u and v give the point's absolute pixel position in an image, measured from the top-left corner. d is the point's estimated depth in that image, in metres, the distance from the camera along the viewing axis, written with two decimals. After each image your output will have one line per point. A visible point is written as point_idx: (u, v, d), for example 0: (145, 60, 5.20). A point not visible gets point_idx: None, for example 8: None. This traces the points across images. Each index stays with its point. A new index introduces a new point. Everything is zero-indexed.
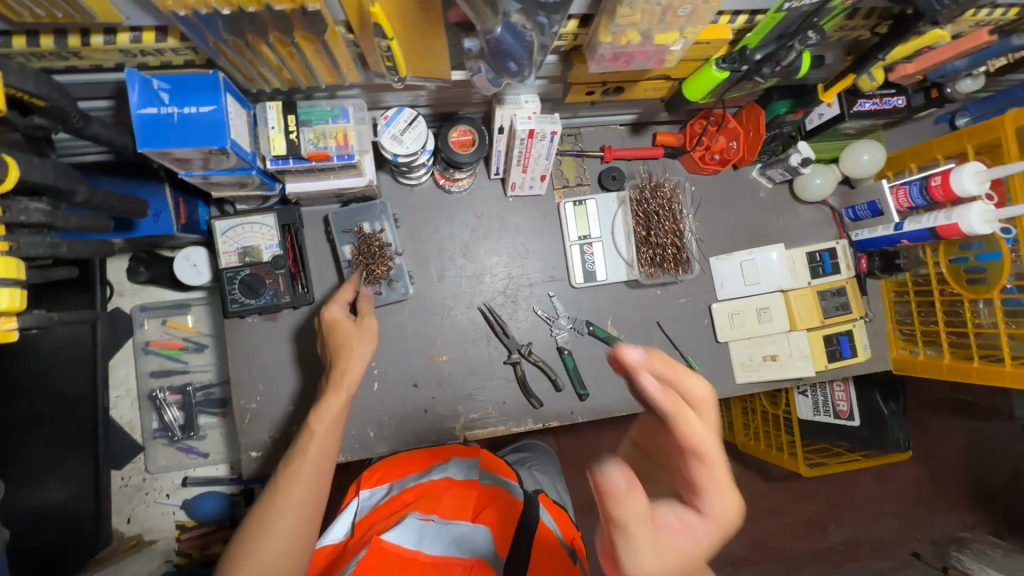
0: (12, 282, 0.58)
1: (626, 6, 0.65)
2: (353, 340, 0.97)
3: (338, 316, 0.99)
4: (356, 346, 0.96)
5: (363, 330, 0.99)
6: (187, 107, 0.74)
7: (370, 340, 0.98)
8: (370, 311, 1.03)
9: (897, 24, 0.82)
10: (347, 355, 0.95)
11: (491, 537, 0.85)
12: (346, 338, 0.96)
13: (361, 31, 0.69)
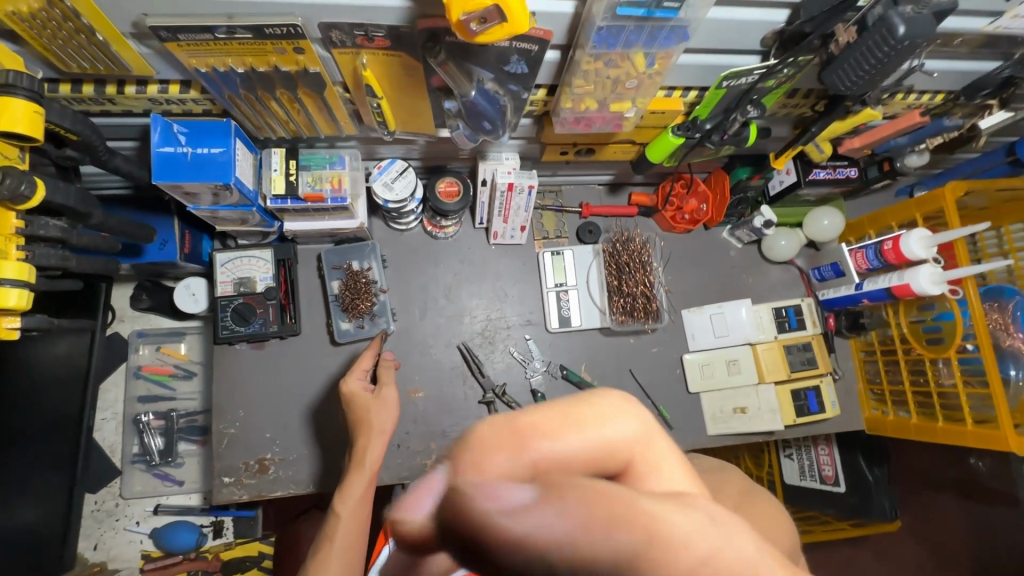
0: (23, 284, 0.65)
1: (580, 78, 0.77)
2: (373, 414, 1.01)
3: (358, 390, 1.03)
4: (376, 419, 1.00)
5: (381, 404, 1.02)
6: (200, 148, 0.84)
7: (392, 412, 1.02)
8: (390, 379, 1.07)
9: (832, 104, 0.93)
10: (369, 431, 0.99)
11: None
12: (367, 411, 1.01)
13: (355, 90, 0.81)
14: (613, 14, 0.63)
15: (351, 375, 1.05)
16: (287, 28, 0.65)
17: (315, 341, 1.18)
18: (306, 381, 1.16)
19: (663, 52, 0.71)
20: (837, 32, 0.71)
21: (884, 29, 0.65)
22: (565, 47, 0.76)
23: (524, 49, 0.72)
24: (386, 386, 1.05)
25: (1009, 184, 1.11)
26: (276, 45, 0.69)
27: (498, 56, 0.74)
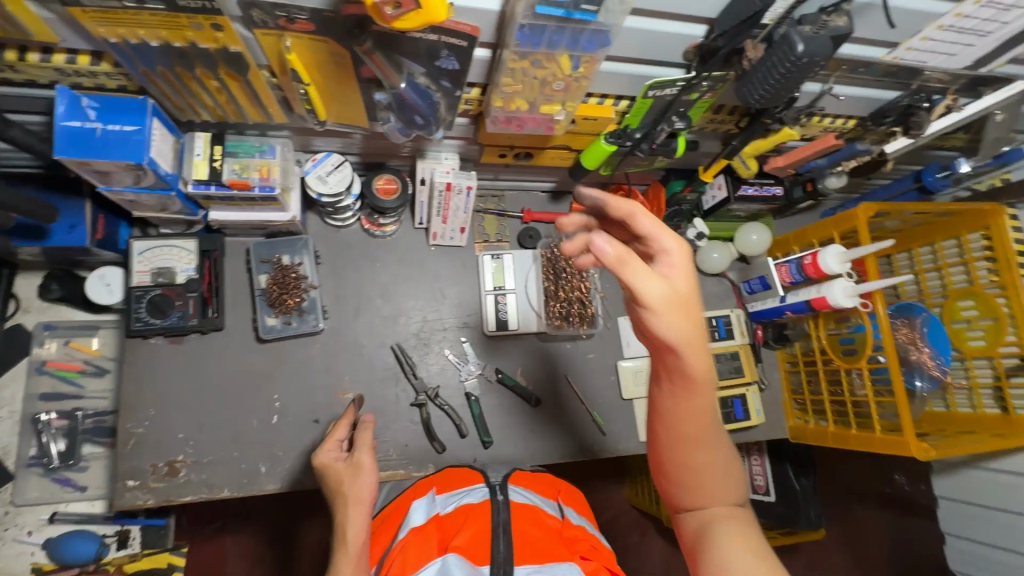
0: None
1: (508, 77, 0.78)
2: (349, 485, 0.90)
3: (332, 459, 0.95)
4: (349, 488, 0.89)
5: (354, 470, 0.92)
6: (111, 125, 0.80)
7: (369, 476, 0.91)
8: (366, 440, 0.96)
9: (753, 121, 0.97)
10: (349, 503, 0.87)
11: (467, 561, 0.73)
12: (343, 484, 0.90)
13: (281, 75, 0.79)
14: (534, 12, 0.64)
15: (323, 446, 0.97)
16: (202, 2, 0.63)
17: (239, 337, 1.13)
18: (227, 379, 1.11)
19: (587, 56, 0.73)
20: (746, 48, 0.75)
21: (786, 47, 0.69)
22: (494, 45, 0.77)
23: (453, 43, 0.72)
24: (360, 450, 0.94)
25: (916, 208, 1.20)
26: (193, 20, 0.67)
27: (427, 48, 0.74)
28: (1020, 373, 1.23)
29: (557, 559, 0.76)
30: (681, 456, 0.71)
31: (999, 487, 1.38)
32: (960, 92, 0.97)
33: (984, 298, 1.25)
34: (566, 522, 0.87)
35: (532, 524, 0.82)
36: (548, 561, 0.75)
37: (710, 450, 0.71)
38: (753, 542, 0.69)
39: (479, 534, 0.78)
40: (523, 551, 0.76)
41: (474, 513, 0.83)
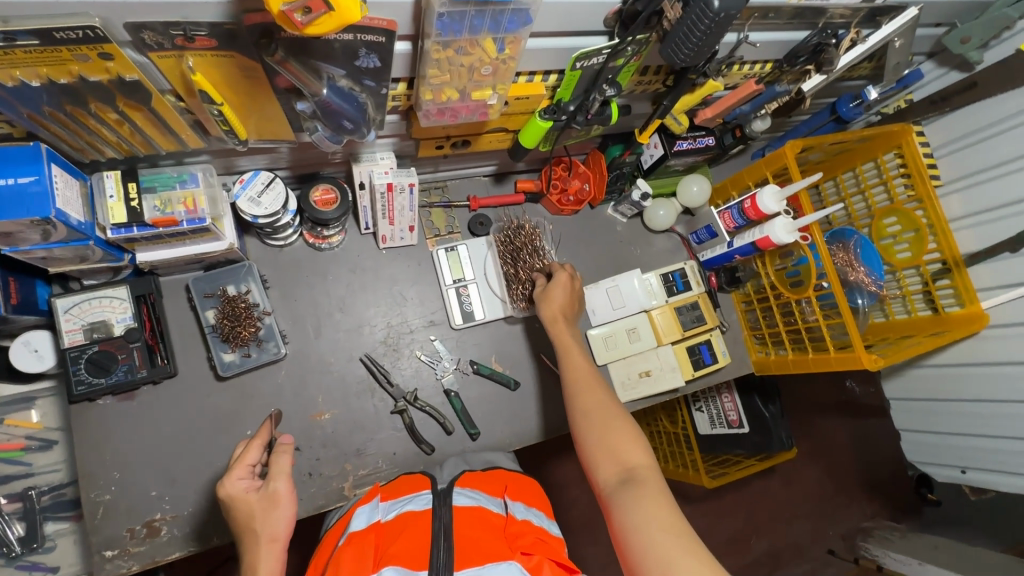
0: None
1: (434, 68, 0.75)
2: (261, 519, 0.80)
3: (243, 489, 0.82)
4: (263, 525, 0.80)
5: (267, 503, 0.82)
6: (3, 179, 0.73)
7: (285, 509, 0.82)
8: (283, 468, 0.85)
9: (680, 79, 1.00)
10: (259, 541, 0.80)
11: (404, 569, 0.67)
12: (253, 518, 0.80)
13: (189, 98, 0.74)
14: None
15: (232, 472, 0.83)
16: (84, 30, 0.57)
17: (197, 379, 1.07)
18: (193, 426, 1.05)
19: (512, 37, 0.72)
20: (665, 9, 0.76)
21: (702, 3, 0.70)
22: (414, 37, 0.74)
23: (371, 40, 0.69)
24: (276, 479, 0.83)
25: (836, 139, 1.28)
26: (76, 52, 0.60)
27: (344, 49, 0.70)
28: (944, 275, 1.35)
29: (499, 557, 0.68)
30: (592, 425, 0.92)
31: (941, 379, 1.52)
32: (861, 25, 1.03)
33: (905, 214, 1.36)
34: (512, 518, 0.78)
35: (474, 527, 0.74)
36: (489, 561, 0.68)
37: (613, 414, 0.93)
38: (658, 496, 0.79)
39: (418, 541, 0.71)
40: (464, 552, 0.69)
41: (414, 520, 0.75)
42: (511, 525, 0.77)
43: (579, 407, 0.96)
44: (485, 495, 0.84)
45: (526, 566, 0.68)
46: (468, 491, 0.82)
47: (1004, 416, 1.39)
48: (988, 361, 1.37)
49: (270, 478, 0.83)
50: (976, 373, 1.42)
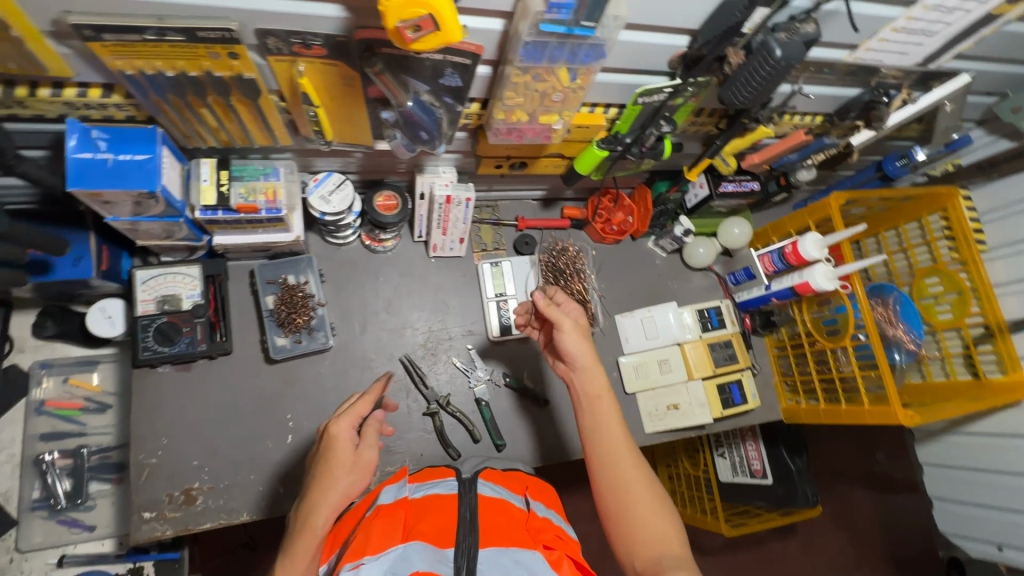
0: None
1: (510, 91, 0.83)
2: (343, 471, 0.81)
3: (344, 435, 0.83)
4: (341, 478, 0.80)
5: (356, 462, 0.82)
6: (122, 154, 0.81)
7: (362, 474, 0.82)
8: (375, 439, 0.86)
9: (733, 122, 1.05)
10: (329, 489, 0.79)
11: (431, 546, 0.70)
12: (335, 465, 0.81)
13: (291, 99, 0.83)
14: (538, 30, 0.70)
15: (344, 415, 0.84)
16: (222, 32, 0.66)
17: (248, 360, 1.13)
18: (239, 403, 1.11)
19: (585, 68, 0.79)
20: (728, 55, 0.81)
21: (765, 52, 0.77)
22: (495, 62, 0.82)
23: (457, 61, 0.76)
24: (370, 444, 0.84)
25: (881, 195, 1.30)
26: (210, 50, 0.69)
27: (432, 68, 0.78)
28: (987, 340, 1.33)
29: (522, 544, 0.71)
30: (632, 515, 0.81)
31: (981, 448, 1.46)
32: (913, 87, 1.07)
33: (948, 274, 1.36)
34: (532, 513, 0.80)
35: (498, 514, 0.77)
36: (512, 545, 0.71)
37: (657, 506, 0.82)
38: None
39: (443, 521, 0.75)
40: (488, 534, 0.72)
41: (439, 503, 0.79)
42: (534, 520, 0.79)
43: (617, 488, 0.84)
44: (507, 490, 0.87)
45: (547, 558, 0.70)
46: (491, 484, 0.86)
47: None
48: None
49: (368, 439, 0.84)
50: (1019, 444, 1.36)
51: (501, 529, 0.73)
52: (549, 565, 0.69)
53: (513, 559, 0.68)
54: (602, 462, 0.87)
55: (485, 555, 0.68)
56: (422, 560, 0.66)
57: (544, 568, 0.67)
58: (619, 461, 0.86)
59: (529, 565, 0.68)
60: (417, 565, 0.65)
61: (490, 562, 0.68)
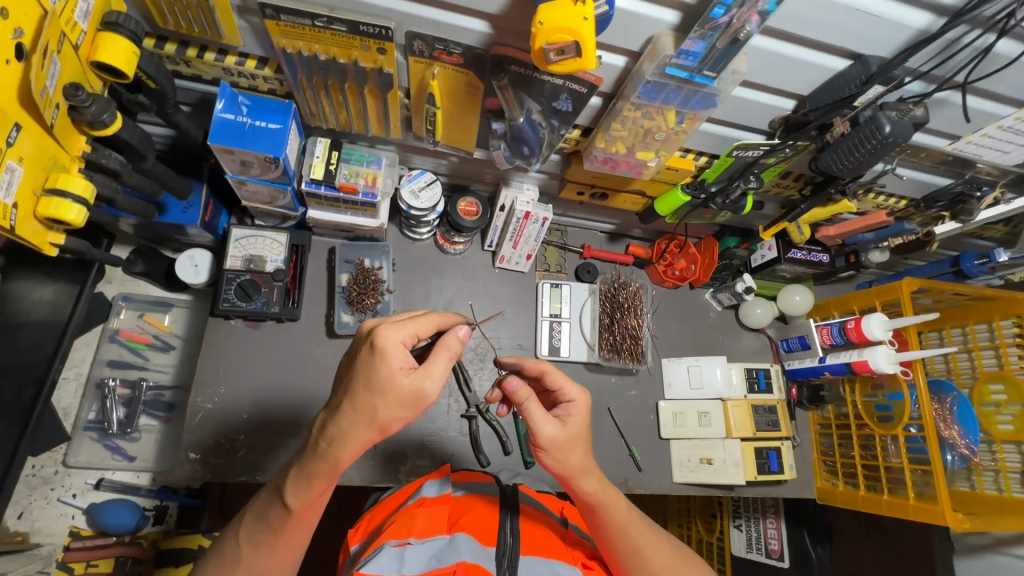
0: (83, 202, 0.72)
1: (618, 123, 0.88)
2: (386, 399, 0.62)
3: (396, 349, 0.63)
4: (382, 409, 0.63)
5: (404, 392, 0.63)
6: (258, 121, 0.90)
7: (412, 412, 0.64)
8: (438, 372, 0.65)
9: (818, 189, 1.05)
10: (365, 416, 0.63)
11: (476, 540, 0.74)
12: (375, 388, 0.62)
13: (416, 97, 0.90)
14: (661, 71, 0.75)
15: (404, 327, 0.65)
16: (381, 29, 0.74)
17: (311, 330, 1.19)
18: (294, 369, 1.16)
19: (693, 114, 0.83)
20: (834, 124, 0.84)
21: (874, 126, 0.79)
22: (609, 96, 0.88)
23: (575, 89, 0.81)
24: (433, 377, 0.64)
25: (955, 289, 1.28)
26: (364, 42, 0.77)
27: (551, 90, 0.83)
28: None
29: (563, 559, 0.75)
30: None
31: None
32: (1008, 188, 1.06)
33: (1014, 383, 1.31)
34: (568, 530, 0.86)
35: (539, 526, 0.80)
36: (552, 557, 0.74)
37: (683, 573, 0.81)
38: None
39: (486, 520, 0.79)
40: (530, 542, 0.75)
41: (482, 502, 0.82)
42: (572, 538, 0.85)
43: (643, 574, 0.79)
44: (545, 504, 0.89)
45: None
46: (531, 494, 0.90)
47: None
48: None
49: (429, 371, 0.64)
50: None
51: (542, 538, 0.77)
52: None
53: (552, 571, 0.72)
54: (624, 552, 0.79)
55: (525, 562, 0.72)
56: (468, 553, 0.71)
57: None
58: (642, 548, 0.79)
59: None
60: (464, 557, 0.70)
61: (530, 569, 0.72)
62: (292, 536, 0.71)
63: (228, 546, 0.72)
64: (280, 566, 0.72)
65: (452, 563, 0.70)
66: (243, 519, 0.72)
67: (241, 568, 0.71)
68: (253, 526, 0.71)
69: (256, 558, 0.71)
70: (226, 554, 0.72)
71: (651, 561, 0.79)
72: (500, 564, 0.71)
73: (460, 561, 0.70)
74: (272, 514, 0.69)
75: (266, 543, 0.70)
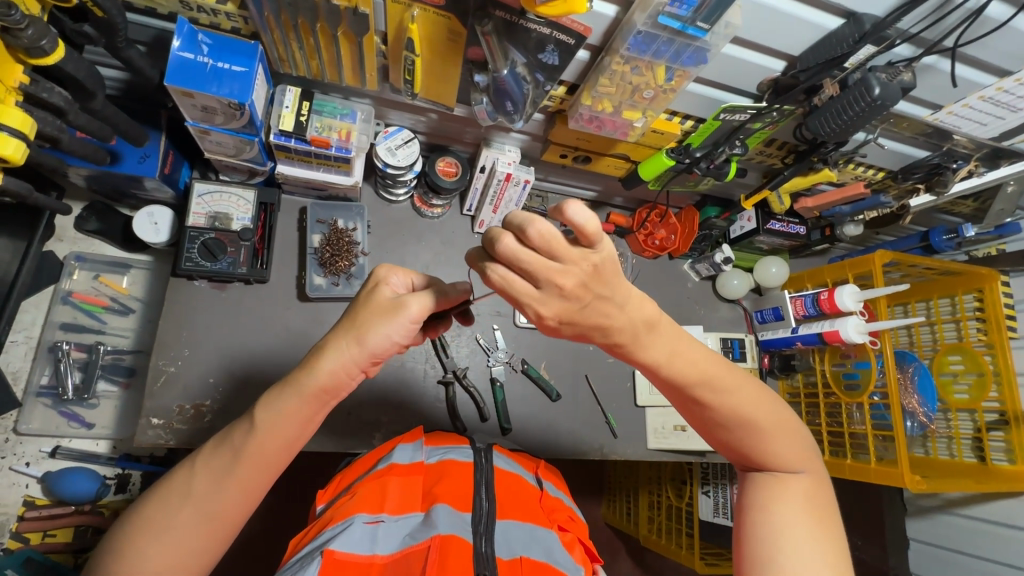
0: (21, 138, 0.66)
1: (605, 78, 0.85)
2: (369, 316, 0.65)
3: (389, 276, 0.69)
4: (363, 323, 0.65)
5: (386, 306, 0.65)
6: (220, 62, 0.83)
7: (394, 326, 0.64)
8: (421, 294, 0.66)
9: (801, 157, 1.04)
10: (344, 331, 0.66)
11: (452, 508, 0.73)
12: (364, 309, 0.66)
13: (394, 43, 0.85)
14: (654, 21, 0.72)
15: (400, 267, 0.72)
16: None
17: (281, 293, 1.14)
18: (264, 331, 1.11)
19: (683, 71, 0.81)
20: (823, 86, 0.83)
21: (864, 87, 0.78)
22: (597, 49, 0.85)
23: (562, 39, 0.78)
24: (417, 296, 0.66)
25: (925, 264, 1.30)
26: None
27: (536, 41, 0.79)
28: (999, 427, 1.32)
29: (540, 523, 0.76)
30: (738, 434, 0.75)
31: (965, 532, 1.45)
32: (982, 161, 1.07)
33: (972, 354, 1.35)
34: (546, 492, 0.85)
35: (515, 491, 0.80)
36: (529, 521, 0.75)
37: (766, 425, 0.75)
38: (813, 513, 0.72)
39: (461, 486, 0.78)
40: (506, 506, 0.76)
41: (456, 469, 0.81)
42: (547, 497, 0.84)
43: (712, 421, 0.74)
44: (519, 465, 0.90)
45: (562, 540, 0.76)
46: (504, 457, 0.90)
47: None
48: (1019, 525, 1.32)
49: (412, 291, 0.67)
50: (1003, 533, 1.35)
51: (520, 505, 0.78)
52: (565, 546, 0.75)
53: (531, 534, 0.73)
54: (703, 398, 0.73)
55: (501, 527, 0.73)
56: (444, 524, 0.69)
57: (559, 550, 0.72)
58: (719, 399, 0.72)
59: (546, 544, 0.72)
60: (438, 529, 0.68)
61: (507, 533, 0.72)
62: (253, 468, 0.67)
63: (179, 473, 0.67)
64: (232, 505, 0.67)
65: (426, 537, 0.67)
66: (201, 447, 0.69)
67: (191, 501, 0.65)
68: (213, 454, 0.67)
69: (210, 490, 0.66)
70: (174, 484, 0.66)
71: (733, 409, 0.73)
72: (476, 531, 0.71)
73: (435, 534, 0.67)
74: (236, 436, 0.67)
75: (224, 472, 0.66)
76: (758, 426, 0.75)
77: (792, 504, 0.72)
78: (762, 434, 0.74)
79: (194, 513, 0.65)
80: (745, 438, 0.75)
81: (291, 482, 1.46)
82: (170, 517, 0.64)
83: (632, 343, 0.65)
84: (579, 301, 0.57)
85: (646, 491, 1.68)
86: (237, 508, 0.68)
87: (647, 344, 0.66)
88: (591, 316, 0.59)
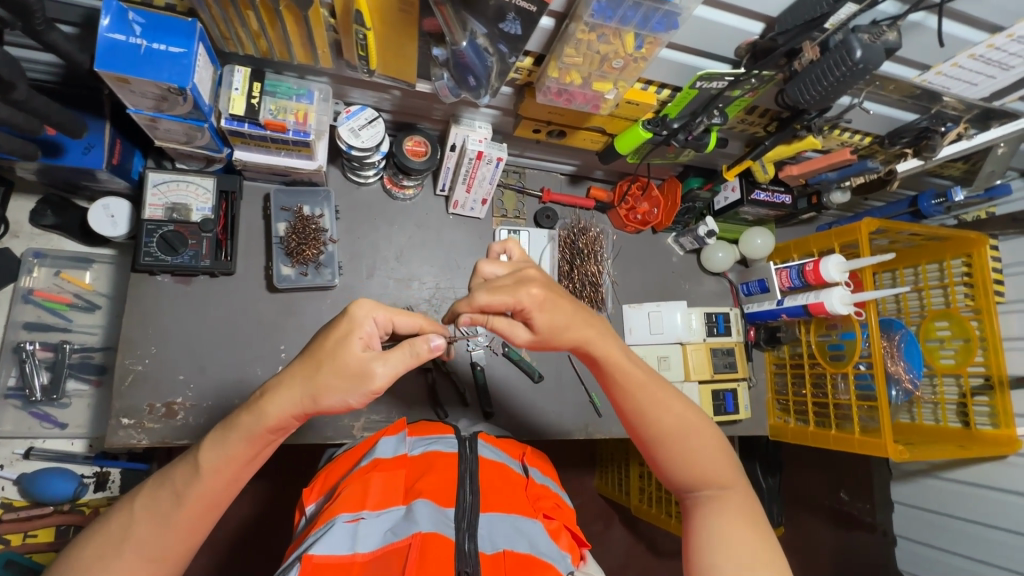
0: None
1: (571, 48, 0.80)
2: (335, 365, 0.65)
3: (361, 328, 0.67)
4: (325, 375, 0.65)
5: (355, 369, 0.65)
6: (156, 43, 0.77)
7: (351, 388, 0.65)
8: (390, 357, 0.66)
9: (784, 124, 1.00)
10: (308, 375, 0.66)
11: (434, 503, 0.72)
12: (330, 353, 0.66)
13: (342, 17, 0.79)
14: None
15: (381, 308, 0.69)
16: None
17: (250, 284, 1.10)
18: (234, 325, 1.08)
19: (653, 38, 0.76)
20: (803, 49, 0.79)
21: (845, 50, 0.74)
22: (561, 16, 0.78)
23: (522, 6, 0.71)
24: (385, 362, 0.65)
25: (912, 229, 1.26)
26: None
27: (495, 8, 0.73)
28: (984, 392, 1.32)
29: (525, 513, 0.75)
30: (672, 453, 0.80)
31: (951, 495, 1.46)
32: (971, 122, 1.03)
33: (959, 321, 1.33)
34: (532, 479, 0.84)
35: (500, 480, 0.79)
36: (514, 513, 0.74)
37: (699, 442, 0.80)
38: (748, 529, 0.73)
39: (443, 480, 0.77)
40: (490, 498, 0.75)
41: (440, 460, 0.80)
42: (534, 485, 0.83)
43: (656, 430, 0.80)
44: (505, 453, 0.88)
45: (547, 530, 0.75)
46: (489, 443, 0.89)
47: (1003, 545, 1.33)
48: (1001, 487, 1.33)
49: (382, 355, 0.66)
50: (988, 496, 1.36)
51: (506, 495, 0.77)
52: (549, 536, 0.74)
53: (515, 526, 0.72)
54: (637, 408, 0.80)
55: (485, 519, 0.72)
56: (426, 520, 0.68)
57: (544, 541, 0.72)
58: (667, 414, 0.80)
59: (529, 535, 0.71)
60: (420, 527, 0.67)
61: (491, 526, 0.71)
62: (199, 510, 0.67)
63: (118, 515, 0.66)
64: (173, 547, 0.67)
65: (407, 534, 0.67)
66: (141, 490, 0.68)
67: (129, 545, 0.65)
68: (156, 493, 0.67)
69: (152, 534, 0.66)
70: (113, 528, 0.66)
71: (665, 424, 0.80)
72: (459, 527, 0.70)
73: (416, 531, 0.67)
74: (179, 476, 0.67)
75: (165, 514, 0.66)
76: (701, 443, 0.80)
77: (736, 523, 0.74)
78: (705, 454, 0.79)
79: (136, 554, 0.65)
80: (688, 459, 0.79)
81: (280, 470, 1.46)
82: (105, 563, 0.63)
83: (599, 338, 0.80)
84: (551, 289, 0.77)
85: (635, 462, 1.68)
86: (180, 550, 0.68)
87: (599, 343, 0.80)
88: (561, 303, 0.77)
